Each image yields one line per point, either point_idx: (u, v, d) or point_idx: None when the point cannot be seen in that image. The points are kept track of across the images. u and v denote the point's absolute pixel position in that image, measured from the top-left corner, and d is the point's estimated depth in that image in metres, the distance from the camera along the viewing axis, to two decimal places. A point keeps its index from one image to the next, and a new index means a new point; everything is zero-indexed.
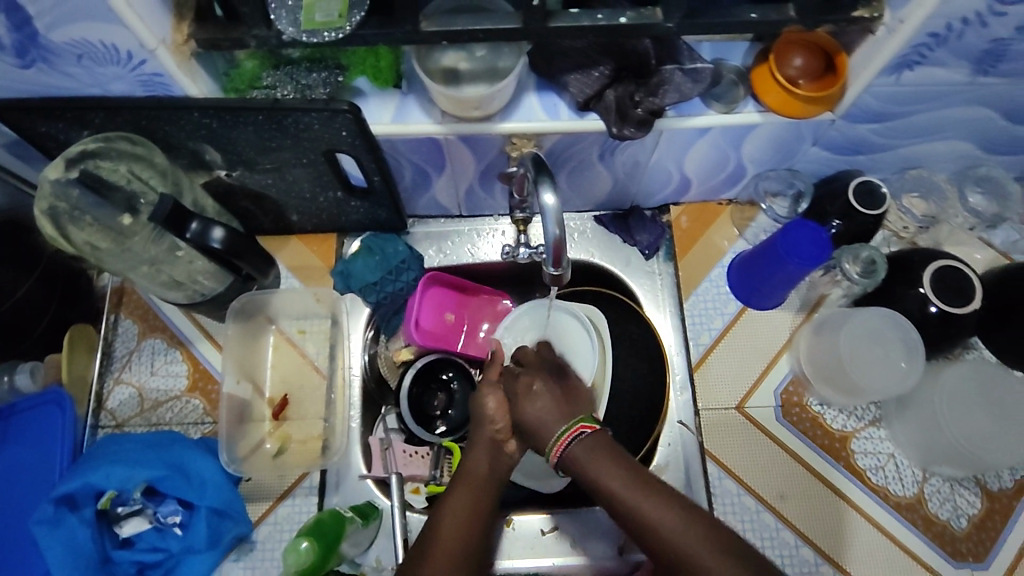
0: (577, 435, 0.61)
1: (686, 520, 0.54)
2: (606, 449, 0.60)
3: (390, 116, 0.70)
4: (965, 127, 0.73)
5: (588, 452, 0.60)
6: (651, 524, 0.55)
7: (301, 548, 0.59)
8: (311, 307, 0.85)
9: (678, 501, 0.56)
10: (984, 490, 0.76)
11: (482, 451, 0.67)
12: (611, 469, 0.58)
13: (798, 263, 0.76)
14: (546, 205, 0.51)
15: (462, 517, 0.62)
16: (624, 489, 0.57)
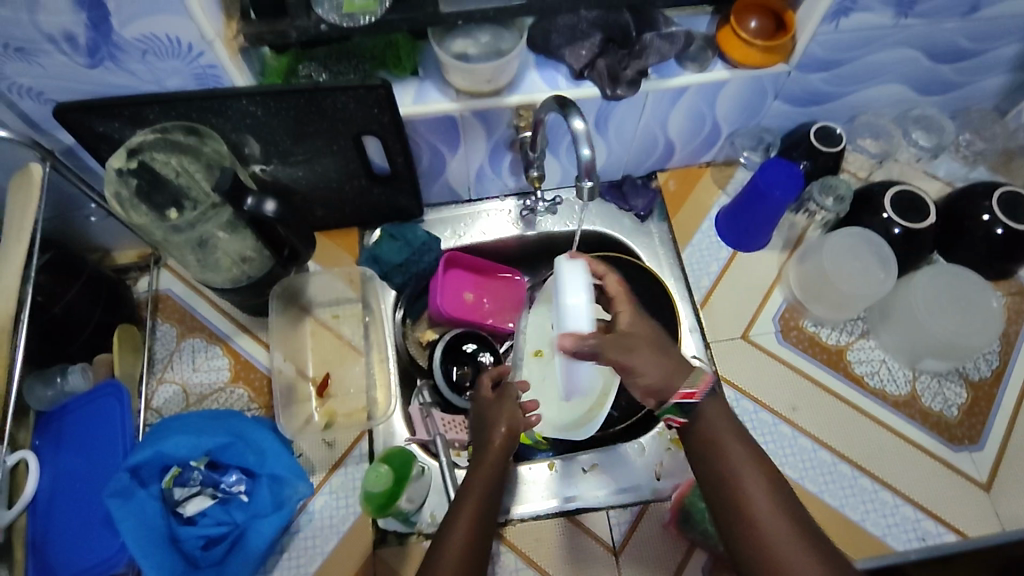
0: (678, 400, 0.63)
1: (775, 500, 0.56)
2: (733, 424, 0.60)
3: (411, 99, 0.78)
4: (898, 70, 0.87)
5: (716, 420, 0.60)
6: (743, 492, 0.57)
7: (382, 470, 0.71)
8: (342, 292, 0.91)
9: (774, 483, 0.57)
10: (967, 381, 0.86)
11: (487, 463, 0.67)
12: (710, 440, 0.60)
13: (780, 194, 0.85)
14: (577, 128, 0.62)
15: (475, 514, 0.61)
16: (716, 458, 0.59)
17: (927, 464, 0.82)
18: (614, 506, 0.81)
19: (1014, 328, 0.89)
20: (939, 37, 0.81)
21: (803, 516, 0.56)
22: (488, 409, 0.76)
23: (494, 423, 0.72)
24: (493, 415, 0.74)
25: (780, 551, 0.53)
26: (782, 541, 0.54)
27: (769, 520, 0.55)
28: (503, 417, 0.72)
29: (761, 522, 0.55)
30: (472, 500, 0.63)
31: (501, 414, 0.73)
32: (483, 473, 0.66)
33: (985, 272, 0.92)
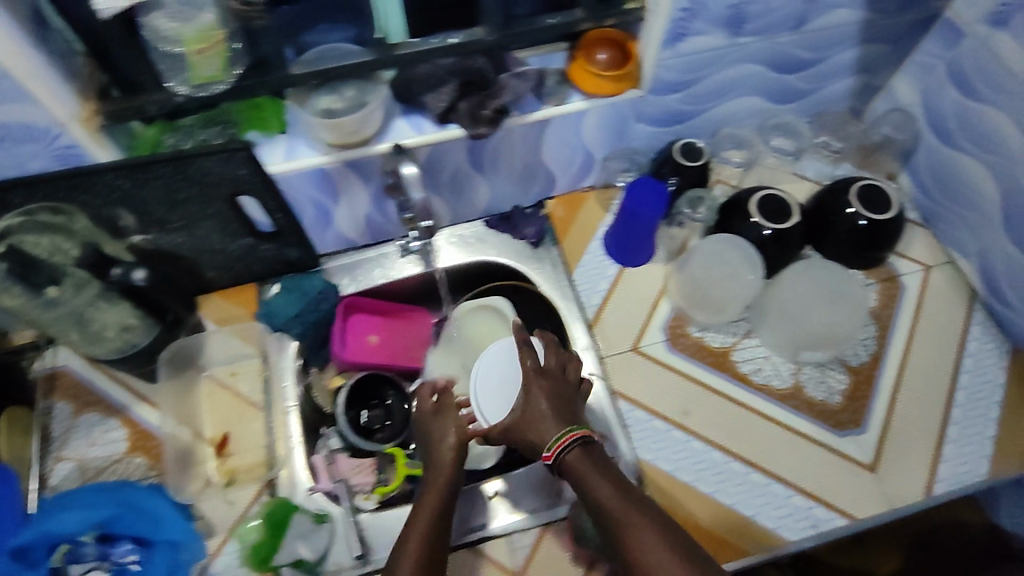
0: (575, 441, 0.67)
1: (656, 536, 0.60)
2: (612, 474, 0.65)
3: (281, 156, 0.82)
4: (746, 83, 0.92)
5: (583, 466, 0.66)
6: (633, 532, 0.60)
7: (250, 527, 0.79)
8: (239, 349, 0.93)
9: (666, 532, 0.60)
10: (847, 367, 0.90)
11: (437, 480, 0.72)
12: (604, 481, 0.65)
13: (648, 211, 0.91)
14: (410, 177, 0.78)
15: (416, 554, 0.66)
16: (607, 499, 0.63)
17: (815, 453, 0.84)
18: (514, 531, 0.83)
19: (888, 311, 0.94)
20: (779, 50, 0.86)
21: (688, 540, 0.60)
22: (430, 422, 0.77)
23: (443, 435, 0.75)
24: (432, 431, 0.76)
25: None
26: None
27: (654, 557, 0.59)
28: (448, 431, 0.75)
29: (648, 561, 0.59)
30: (420, 526, 0.68)
31: (443, 434, 0.75)
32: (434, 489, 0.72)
33: (856, 262, 0.97)
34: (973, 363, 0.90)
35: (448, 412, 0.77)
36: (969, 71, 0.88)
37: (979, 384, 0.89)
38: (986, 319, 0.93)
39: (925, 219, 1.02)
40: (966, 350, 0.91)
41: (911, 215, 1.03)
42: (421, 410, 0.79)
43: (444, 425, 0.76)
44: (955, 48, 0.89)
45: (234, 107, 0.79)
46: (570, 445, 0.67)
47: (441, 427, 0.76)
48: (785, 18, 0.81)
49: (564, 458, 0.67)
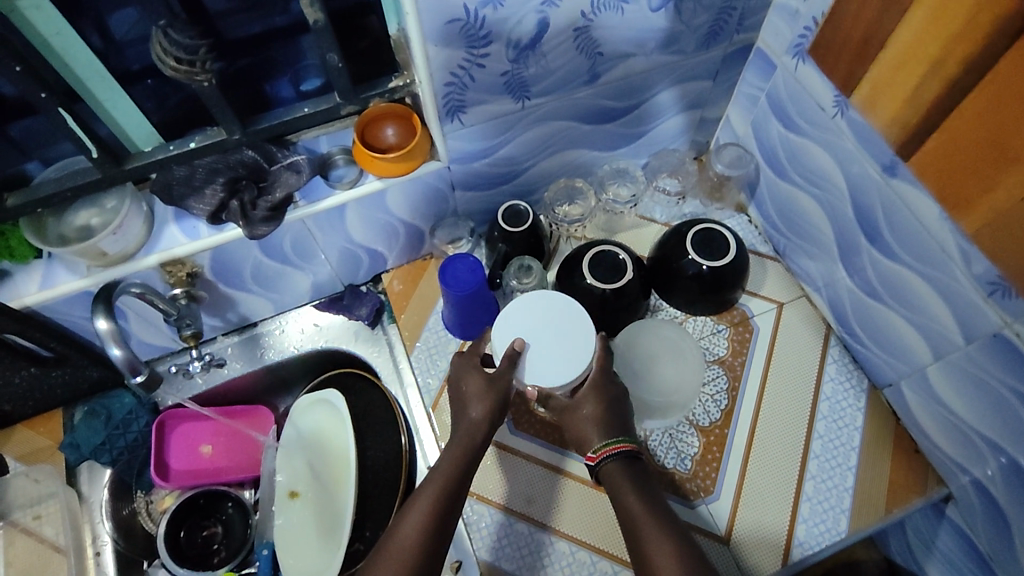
0: (619, 453, 0.71)
1: (674, 537, 0.64)
2: (638, 484, 0.69)
3: (37, 285, 0.74)
4: (562, 138, 0.87)
5: (618, 475, 0.70)
6: (639, 538, 0.65)
7: None
8: (38, 491, 0.83)
9: (680, 539, 0.64)
10: (697, 429, 0.85)
11: (453, 455, 0.71)
12: (631, 491, 0.68)
13: (456, 289, 0.83)
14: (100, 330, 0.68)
15: (421, 523, 0.65)
16: (636, 510, 0.66)
17: None
18: None
19: (740, 359, 0.89)
20: (579, 105, 0.82)
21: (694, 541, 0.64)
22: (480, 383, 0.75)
23: (468, 402, 0.74)
24: (470, 391, 0.75)
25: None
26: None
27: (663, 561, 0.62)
28: (482, 400, 0.73)
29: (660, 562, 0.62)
30: (432, 487, 0.68)
31: (473, 394, 0.74)
32: (437, 476, 0.69)
33: (705, 308, 0.91)
34: (830, 407, 0.86)
35: (501, 379, 0.74)
36: (787, 105, 0.83)
37: (835, 429, 0.84)
38: (841, 354, 0.89)
39: (778, 252, 0.97)
40: (822, 393, 0.87)
41: (764, 248, 0.98)
42: (463, 366, 0.77)
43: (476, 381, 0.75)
44: (769, 79, 0.85)
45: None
46: (612, 455, 0.70)
47: (476, 395, 0.74)
48: (573, 72, 0.76)
49: (601, 467, 0.71)
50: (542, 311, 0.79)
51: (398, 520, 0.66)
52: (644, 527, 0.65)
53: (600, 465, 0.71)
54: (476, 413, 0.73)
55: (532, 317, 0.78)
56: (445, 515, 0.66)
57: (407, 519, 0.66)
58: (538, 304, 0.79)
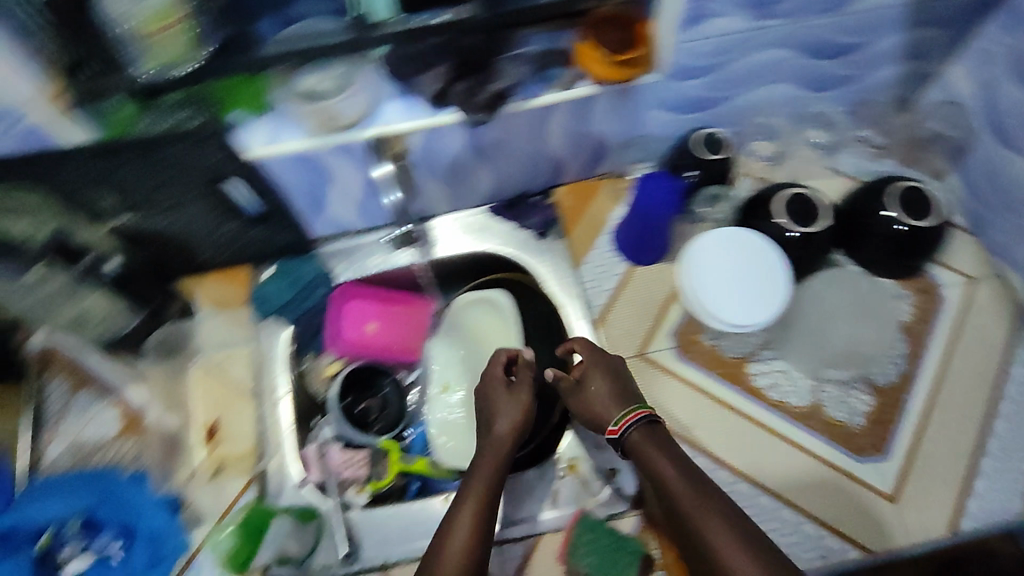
0: (637, 422, 0.71)
1: (725, 514, 0.62)
2: (672, 457, 0.68)
3: (264, 139, 0.76)
4: (778, 70, 0.83)
5: (645, 443, 0.70)
6: (688, 513, 0.63)
7: (224, 532, 0.78)
8: (230, 335, 0.91)
9: (732, 514, 0.62)
10: (872, 387, 0.83)
11: (491, 463, 0.73)
12: (663, 461, 0.68)
13: (658, 210, 0.87)
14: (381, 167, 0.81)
15: (469, 535, 0.66)
16: (671, 481, 0.66)
17: (829, 478, 0.79)
18: (509, 540, 0.78)
19: (922, 326, 0.86)
20: (810, 34, 0.78)
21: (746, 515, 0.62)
22: (498, 397, 0.79)
23: (496, 416, 0.77)
24: (499, 406, 0.78)
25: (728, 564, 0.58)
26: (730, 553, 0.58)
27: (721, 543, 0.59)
28: (512, 410, 0.77)
29: (714, 536, 0.60)
30: (477, 495, 0.69)
31: (500, 405, 0.78)
32: (478, 482, 0.71)
33: (893, 269, 0.87)
34: (1017, 391, 0.82)
35: (523, 390, 0.79)
36: None
37: (1020, 413, 0.81)
38: None
39: (975, 225, 0.92)
40: (1010, 376, 0.83)
41: (959, 220, 0.93)
42: (490, 380, 0.81)
43: (502, 393, 0.79)
44: None
45: (207, 86, 0.67)
46: (631, 425, 0.71)
47: (505, 406, 0.77)
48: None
49: (626, 437, 0.71)
50: (722, 258, 0.79)
51: (452, 517, 0.68)
52: (686, 500, 0.64)
53: (625, 438, 0.71)
54: (505, 426, 0.76)
55: (736, 255, 0.78)
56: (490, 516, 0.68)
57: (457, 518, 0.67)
58: (720, 251, 0.79)
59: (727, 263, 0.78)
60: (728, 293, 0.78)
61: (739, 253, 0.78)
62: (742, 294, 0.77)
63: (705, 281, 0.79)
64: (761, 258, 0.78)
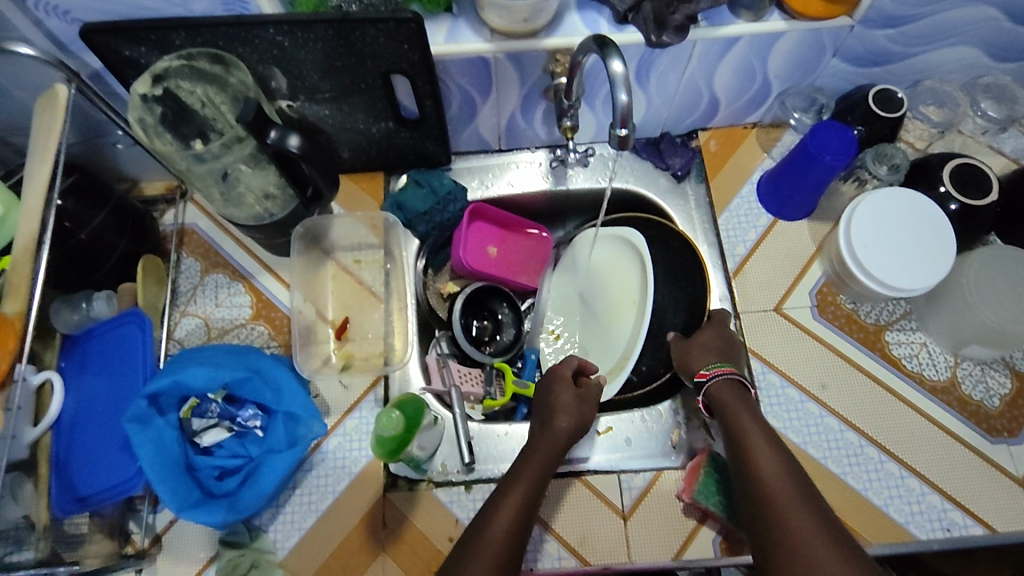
0: (724, 376, 0.73)
1: (790, 476, 0.63)
2: (760, 424, 0.68)
3: (444, 37, 0.75)
4: (971, 30, 0.80)
5: (727, 394, 0.72)
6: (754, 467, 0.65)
7: (392, 415, 0.65)
8: (364, 237, 0.90)
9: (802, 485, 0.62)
10: (1013, 372, 0.81)
11: (535, 462, 0.70)
12: (746, 417, 0.69)
13: (829, 160, 0.78)
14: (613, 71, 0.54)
15: (515, 509, 0.65)
16: (751, 438, 0.67)
17: (961, 455, 0.78)
18: (626, 470, 0.79)
19: None
20: None
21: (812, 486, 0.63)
22: (563, 391, 0.77)
23: (557, 409, 0.75)
24: (560, 401, 0.76)
25: (786, 518, 0.59)
26: (791, 508, 0.60)
27: (782, 502, 0.61)
28: (564, 416, 0.74)
29: (773, 490, 0.62)
30: (525, 477, 0.68)
31: (565, 405, 0.75)
32: (524, 478, 0.68)
33: None
34: None
35: (590, 400, 0.78)
36: None
37: None
38: None
39: None
40: None
41: None
42: (558, 376, 0.80)
43: (566, 394, 0.77)
44: None
45: None
46: (720, 375, 0.73)
47: (566, 403, 0.76)
48: None
49: (709, 390, 0.73)
50: (881, 219, 0.77)
51: (497, 500, 0.66)
52: (758, 458, 0.65)
53: (707, 385, 0.74)
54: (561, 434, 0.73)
55: (908, 224, 0.77)
56: (530, 514, 0.66)
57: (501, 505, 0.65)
58: (881, 213, 0.77)
59: (895, 229, 0.77)
60: (897, 258, 0.76)
61: (909, 219, 0.77)
62: (909, 263, 0.76)
63: (871, 243, 0.77)
64: (932, 224, 0.77)
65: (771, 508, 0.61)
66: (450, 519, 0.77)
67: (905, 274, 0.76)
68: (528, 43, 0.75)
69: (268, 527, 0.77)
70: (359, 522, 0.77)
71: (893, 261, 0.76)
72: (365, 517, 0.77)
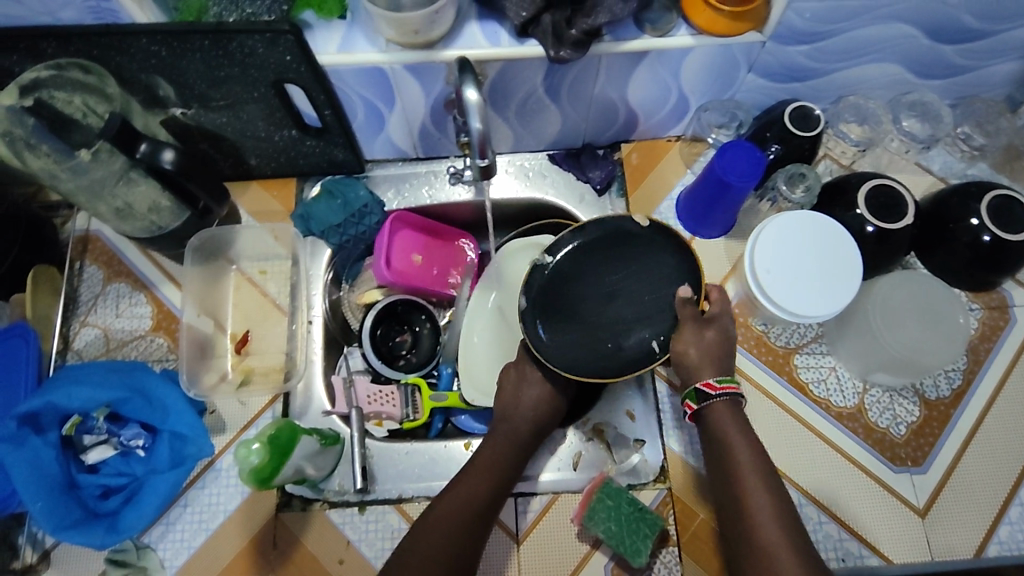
0: (729, 396, 0.70)
1: (789, 534, 0.62)
2: (753, 447, 0.68)
3: (335, 48, 0.71)
4: (891, 47, 0.77)
5: (727, 420, 0.70)
6: (750, 514, 0.63)
7: (252, 448, 0.65)
8: (270, 248, 0.88)
9: (787, 515, 0.63)
10: (922, 399, 0.80)
11: (501, 440, 0.75)
12: (740, 437, 0.68)
13: (736, 181, 0.77)
14: (468, 100, 0.57)
15: (465, 501, 0.69)
16: (745, 462, 0.66)
17: (862, 483, 0.77)
18: (523, 493, 0.77)
19: (985, 345, 0.83)
20: (939, 11, 0.71)
21: (809, 539, 0.62)
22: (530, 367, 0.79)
23: (522, 386, 0.78)
24: (527, 376, 0.79)
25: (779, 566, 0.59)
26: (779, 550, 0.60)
27: (773, 540, 0.61)
28: (534, 388, 0.78)
29: (770, 542, 0.61)
30: (476, 469, 0.72)
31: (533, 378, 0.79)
32: (478, 470, 0.72)
33: (964, 280, 0.83)
34: None
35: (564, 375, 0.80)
36: None
37: None
38: None
39: None
40: None
41: None
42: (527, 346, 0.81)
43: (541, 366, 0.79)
44: None
45: None
46: (724, 393, 0.70)
47: (533, 380, 0.79)
48: None
49: (704, 408, 0.71)
50: (785, 243, 0.76)
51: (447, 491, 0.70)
52: (753, 495, 0.64)
53: (709, 400, 0.70)
54: (528, 407, 0.77)
55: (804, 252, 0.75)
56: (496, 497, 0.70)
57: (455, 488, 0.70)
58: (782, 240, 0.76)
59: (792, 256, 0.75)
60: (804, 286, 0.74)
61: (810, 242, 0.75)
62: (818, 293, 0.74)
63: (772, 267, 0.75)
64: (835, 247, 0.75)
65: (763, 545, 0.61)
66: (341, 539, 0.76)
67: (811, 304, 0.74)
68: (423, 54, 0.71)
69: (156, 546, 0.75)
70: (250, 542, 0.76)
71: (796, 286, 0.74)
72: (255, 538, 0.76)
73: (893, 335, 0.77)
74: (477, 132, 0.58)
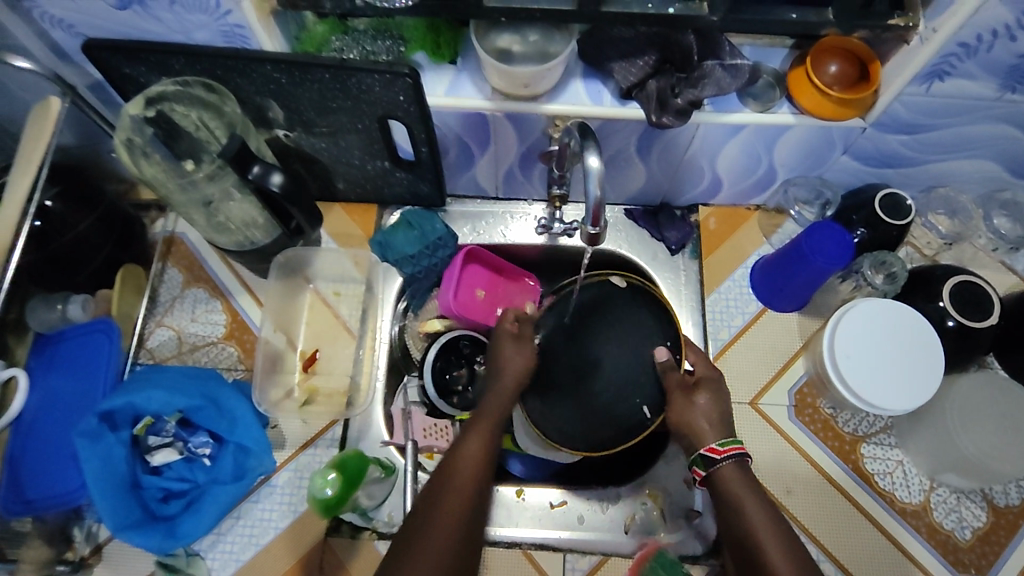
0: (733, 457, 0.67)
1: None
2: (766, 509, 0.64)
3: (444, 90, 0.73)
4: (993, 147, 0.76)
5: (736, 482, 0.66)
6: None
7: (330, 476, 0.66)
8: (348, 270, 0.90)
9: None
10: (990, 505, 0.78)
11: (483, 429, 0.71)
12: (751, 500, 0.65)
13: (824, 262, 0.76)
14: (588, 166, 0.58)
15: (463, 497, 0.64)
16: (761, 528, 0.63)
17: None
18: (572, 550, 0.77)
19: None
20: None
21: None
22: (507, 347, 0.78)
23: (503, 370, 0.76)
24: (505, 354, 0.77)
25: None
26: None
27: None
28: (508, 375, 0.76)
29: None
30: (466, 463, 0.67)
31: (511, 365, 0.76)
32: (464, 465, 0.67)
33: None
34: None
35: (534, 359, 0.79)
36: None
37: None
38: None
39: None
40: None
41: None
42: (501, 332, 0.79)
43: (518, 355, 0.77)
44: None
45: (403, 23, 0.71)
46: (732, 456, 0.67)
47: (511, 360, 0.77)
48: None
49: (711, 475, 0.67)
50: (869, 329, 0.75)
51: (440, 488, 0.65)
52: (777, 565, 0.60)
53: (715, 465, 0.67)
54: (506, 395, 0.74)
55: (884, 339, 0.74)
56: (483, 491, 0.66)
57: (456, 473, 0.66)
58: (865, 327, 0.75)
59: (873, 342, 0.74)
60: (880, 376, 0.73)
61: (889, 332, 0.74)
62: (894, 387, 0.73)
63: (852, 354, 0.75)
64: (916, 340, 0.74)
65: None
66: None
67: (888, 397, 0.73)
68: (528, 106, 0.73)
69: (205, 555, 0.76)
70: (297, 563, 0.76)
71: (871, 374, 0.74)
72: (301, 560, 0.76)
73: (967, 440, 0.75)
74: (593, 198, 0.59)
